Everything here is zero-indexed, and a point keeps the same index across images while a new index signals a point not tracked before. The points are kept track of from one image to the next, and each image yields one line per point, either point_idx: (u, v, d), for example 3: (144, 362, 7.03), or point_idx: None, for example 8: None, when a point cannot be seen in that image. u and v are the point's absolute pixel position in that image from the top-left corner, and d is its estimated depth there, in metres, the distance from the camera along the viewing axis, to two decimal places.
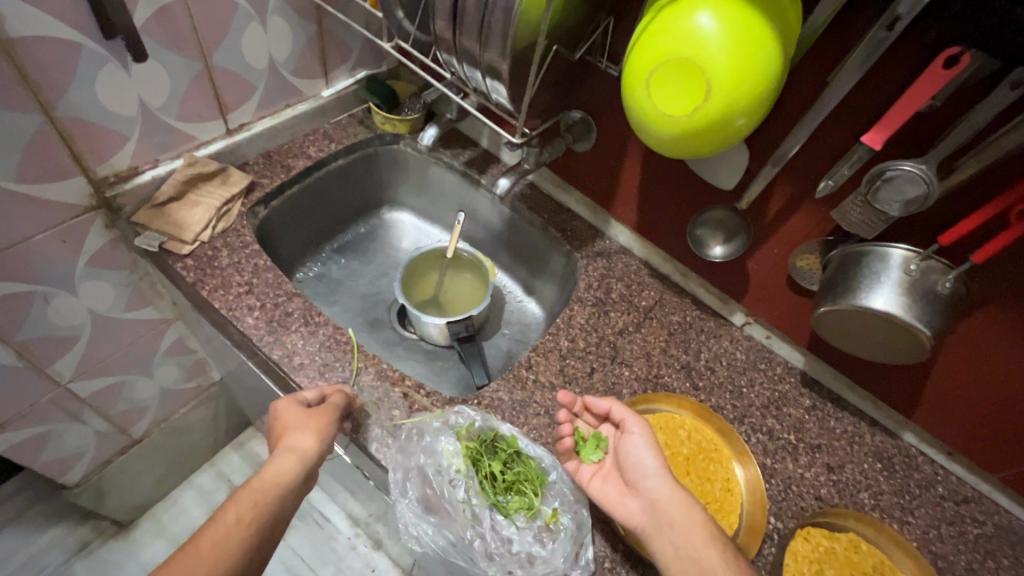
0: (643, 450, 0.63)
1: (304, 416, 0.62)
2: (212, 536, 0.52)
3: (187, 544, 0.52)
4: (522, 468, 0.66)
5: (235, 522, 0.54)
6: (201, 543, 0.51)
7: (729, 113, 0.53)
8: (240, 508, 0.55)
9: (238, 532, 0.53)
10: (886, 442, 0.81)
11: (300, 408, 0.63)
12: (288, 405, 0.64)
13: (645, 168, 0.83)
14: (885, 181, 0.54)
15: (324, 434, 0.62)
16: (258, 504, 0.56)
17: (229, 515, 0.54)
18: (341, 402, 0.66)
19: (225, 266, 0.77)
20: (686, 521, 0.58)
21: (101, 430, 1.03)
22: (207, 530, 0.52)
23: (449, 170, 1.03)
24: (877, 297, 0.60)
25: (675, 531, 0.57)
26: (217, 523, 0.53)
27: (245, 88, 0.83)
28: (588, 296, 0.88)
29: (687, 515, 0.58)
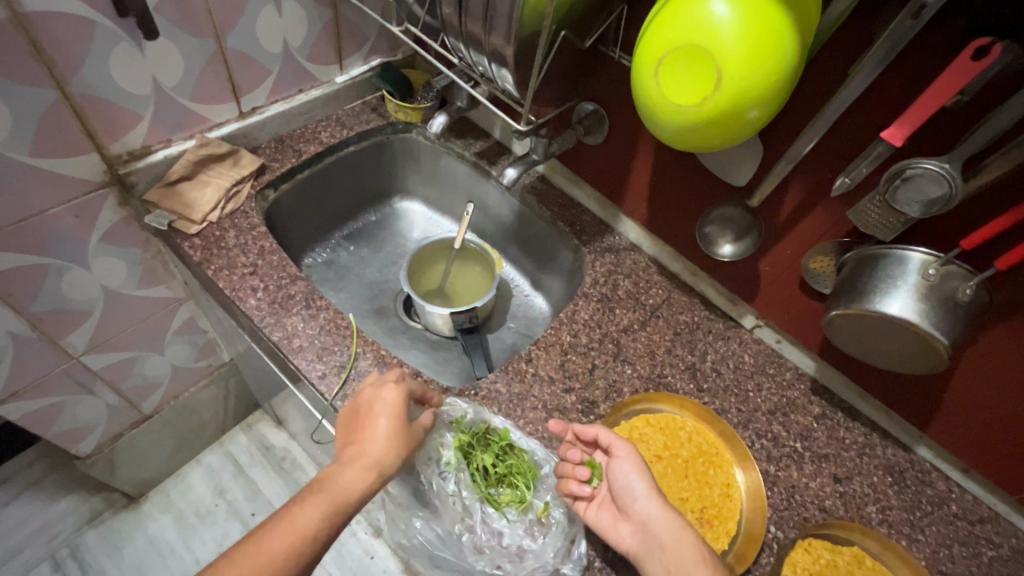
0: (630, 477, 0.59)
1: (395, 429, 0.61)
2: (285, 537, 0.50)
3: (261, 535, 0.50)
4: (514, 461, 0.65)
5: (314, 528, 0.52)
6: (272, 540, 0.50)
7: (740, 103, 0.51)
8: (318, 509, 0.53)
9: (312, 540, 0.51)
10: (899, 455, 0.78)
11: (401, 416, 0.62)
12: (396, 410, 0.62)
13: (657, 163, 0.81)
14: (904, 180, 0.52)
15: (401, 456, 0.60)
16: (336, 510, 0.54)
17: (309, 520, 0.52)
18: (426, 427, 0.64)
19: (232, 247, 0.78)
20: (679, 555, 0.54)
21: (113, 404, 1.06)
22: (285, 527, 0.51)
23: (460, 160, 1.02)
24: (893, 302, 0.57)
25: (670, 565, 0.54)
26: (296, 523, 0.51)
27: (259, 71, 0.83)
28: (594, 291, 0.86)
29: (679, 547, 0.54)
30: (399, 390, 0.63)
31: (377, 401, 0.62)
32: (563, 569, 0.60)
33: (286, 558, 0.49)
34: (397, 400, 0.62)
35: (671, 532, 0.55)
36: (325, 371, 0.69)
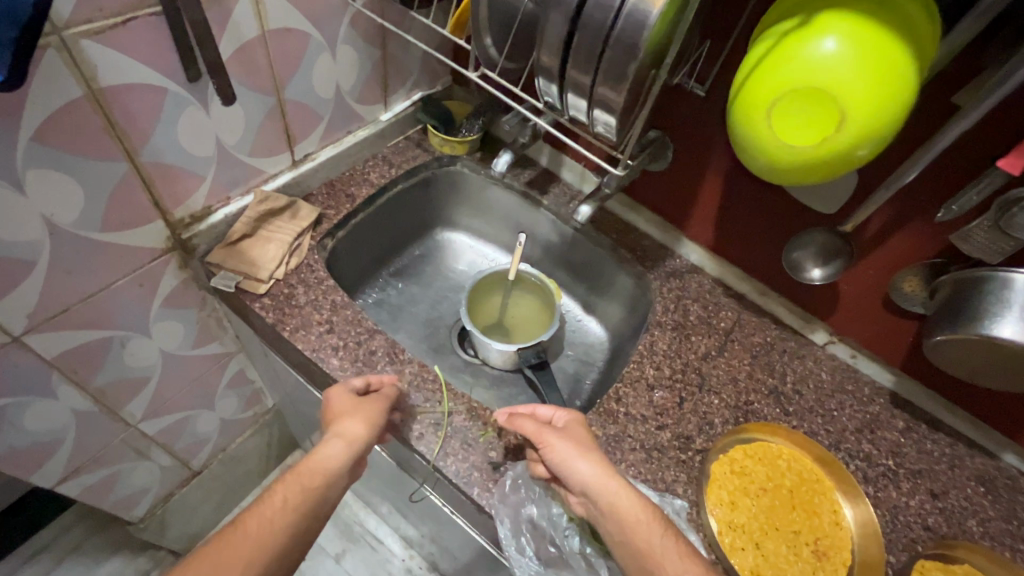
0: (561, 446, 0.59)
1: (352, 406, 0.62)
2: (262, 514, 0.50)
3: (239, 517, 0.49)
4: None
5: (285, 500, 0.51)
6: (251, 518, 0.49)
7: (864, 142, 0.50)
8: (288, 486, 0.53)
9: (287, 511, 0.51)
10: (987, 464, 0.78)
11: (350, 395, 0.63)
12: (344, 390, 0.63)
13: (728, 188, 0.80)
14: (1021, 209, 0.52)
15: (369, 424, 0.60)
16: (306, 484, 0.53)
17: (280, 495, 0.52)
18: (386, 397, 0.64)
19: (303, 304, 0.75)
20: (622, 519, 0.54)
21: (165, 464, 1.02)
22: (258, 506, 0.50)
23: (509, 191, 1.01)
24: (1005, 326, 0.56)
25: (617, 530, 0.54)
26: (267, 500, 0.51)
27: (312, 118, 0.80)
28: (666, 319, 0.85)
29: (617, 507, 0.54)
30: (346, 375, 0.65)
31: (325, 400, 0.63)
32: None
33: (262, 529, 0.48)
34: (341, 390, 0.63)
35: (609, 501, 0.55)
36: (421, 431, 0.67)
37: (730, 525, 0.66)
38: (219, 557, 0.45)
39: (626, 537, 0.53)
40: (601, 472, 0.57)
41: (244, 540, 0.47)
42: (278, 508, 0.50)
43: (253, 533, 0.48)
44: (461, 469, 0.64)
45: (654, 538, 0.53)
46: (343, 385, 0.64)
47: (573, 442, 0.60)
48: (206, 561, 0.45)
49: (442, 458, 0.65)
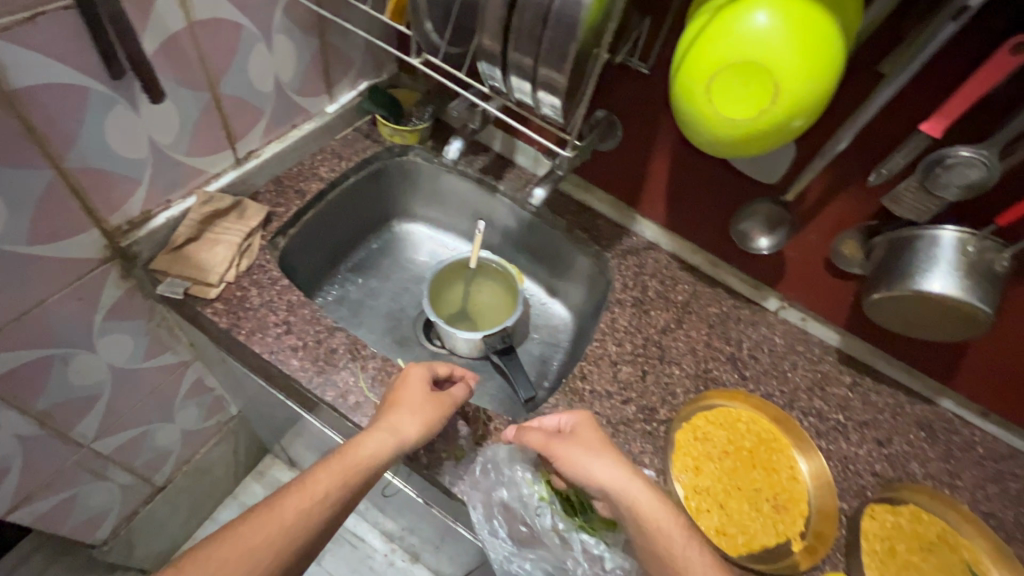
0: (569, 458, 0.59)
1: (418, 401, 0.63)
2: (300, 501, 0.51)
3: (277, 497, 0.52)
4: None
5: (325, 491, 0.53)
6: (288, 504, 0.51)
7: (798, 112, 0.52)
8: (330, 475, 0.54)
9: (324, 503, 0.52)
10: (925, 410, 0.84)
11: (423, 389, 0.65)
12: (418, 384, 0.65)
13: (675, 164, 0.82)
14: (943, 168, 0.55)
15: (424, 424, 0.62)
16: (347, 478, 0.55)
17: (322, 482, 0.53)
18: (456, 402, 0.66)
19: (258, 306, 0.73)
20: (640, 529, 0.55)
21: (127, 483, 0.98)
22: (297, 491, 0.52)
23: (464, 178, 1.00)
24: (933, 281, 0.60)
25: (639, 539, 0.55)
26: (309, 485, 0.53)
27: (253, 113, 0.77)
28: (626, 296, 0.87)
29: (634, 512, 0.55)
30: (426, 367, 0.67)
31: (403, 381, 0.66)
32: None
33: (298, 517, 0.51)
34: (423, 377, 0.66)
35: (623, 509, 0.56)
36: None
37: (695, 490, 0.69)
38: (255, 534, 0.48)
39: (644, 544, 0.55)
40: (613, 478, 0.57)
41: (277, 523, 0.50)
42: (317, 499, 0.52)
43: (290, 520, 0.50)
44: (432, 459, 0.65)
45: (676, 541, 0.54)
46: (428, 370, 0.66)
47: (582, 448, 0.59)
48: (239, 541, 0.48)
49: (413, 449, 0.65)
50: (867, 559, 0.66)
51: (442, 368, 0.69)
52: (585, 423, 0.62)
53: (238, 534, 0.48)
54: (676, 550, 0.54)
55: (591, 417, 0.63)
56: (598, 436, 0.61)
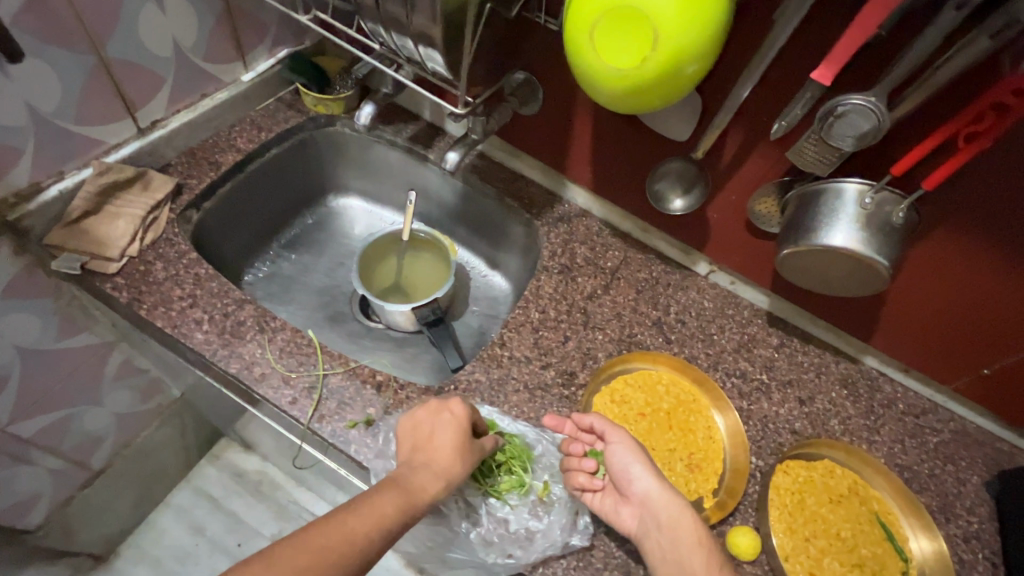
0: (627, 461, 0.63)
1: (463, 444, 0.59)
2: (371, 522, 0.48)
3: (347, 510, 0.48)
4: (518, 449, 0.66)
5: (390, 517, 0.50)
6: (360, 520, 0.47)
7: (679, 60, 0.51)
8: (396, 501, 0.51)
9: (389, 529, 0.49)
10: (849, 368, 0.84)
11: (469, 430, 0.60)
12: (462, 423, 0.60)
13: (597, 127, 0.80)
14: (836, 118, 0.54)
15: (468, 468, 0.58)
16: (409, 508, 0.51)
17: (389, 509, 0.50)
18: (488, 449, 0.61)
19: (162, 280, 0.71)
20: (677, 537, 0.59)
21: (55, 467, 0.98)
22: (365, 510, 0.49)
23: (393, 147, 0.97)
24: (836, 234, 0.60)
25: (665, 547, 0.59)
26: (377, 506, 0.49)
27: (152, 80, 0.74)
28: (553, 264, 0.86)
29: (676, 520, 0.59)
30: (470, 406, 0.62)
31: (442, 415, 0.60)
32: (572, 541, 0.62)
33: (367, 538, 0.47)
34: (465, 416, 0.60)
35: (669, 516, 0.60)
36: (295, 395, 0.65)
37: None
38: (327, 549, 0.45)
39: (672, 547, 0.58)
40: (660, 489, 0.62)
41: (351, 540, 0.46)
42: (384, 523, 0.49)
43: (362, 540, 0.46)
44: (338, 429, 0.64)
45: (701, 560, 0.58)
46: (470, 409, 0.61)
47: (643, 455, 0.63)
48: (312, 547, 0.44)
49: (318, 419, 0.64)
50: (775, 513, 0.67)
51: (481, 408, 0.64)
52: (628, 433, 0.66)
53: (307, 544, 0.44)
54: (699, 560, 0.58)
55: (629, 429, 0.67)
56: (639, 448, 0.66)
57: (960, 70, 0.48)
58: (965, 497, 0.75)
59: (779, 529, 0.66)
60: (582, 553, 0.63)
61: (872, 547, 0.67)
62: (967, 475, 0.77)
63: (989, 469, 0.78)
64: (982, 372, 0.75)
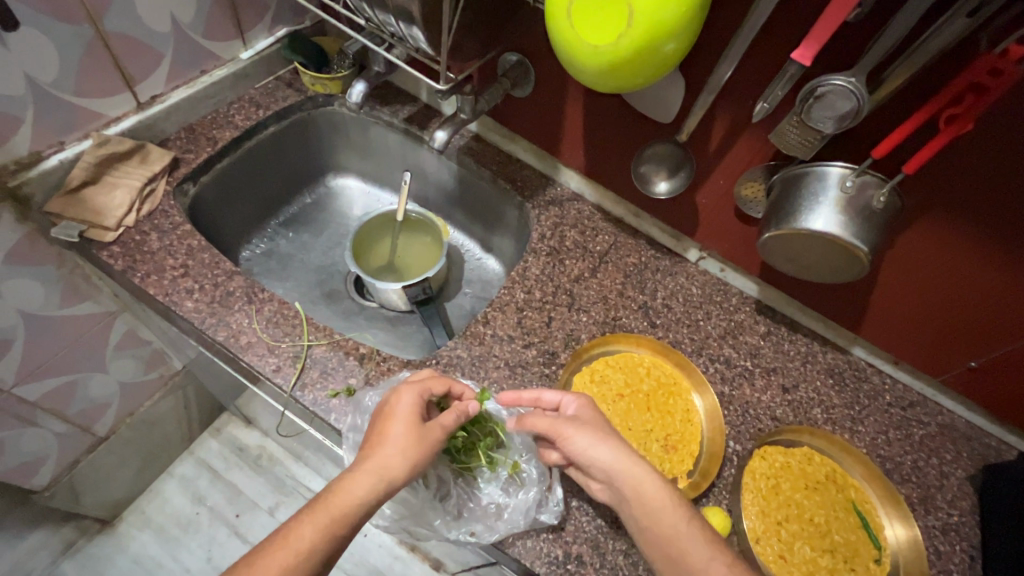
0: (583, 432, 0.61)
1: (406, 436, 0.57)
2: (282, 557, 0.47)
3: (261, 554, 0.47)
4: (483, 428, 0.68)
5: (310, 546, 0.48)
6: (270, 561, 0.47)
7: (655, 37, 0.51)
8: (317, 527, 0.49)
9: (309, 558, 0.48)
10: (837, 358, 0.84)
11: (414, 418, 0.59)
12: (409, 417, 0.59)
13: (588, 109, 0.80)
14: (817, 98, 0.53)
15: (414, 462, 0.56)
16: (332, 528, 0.50)
17: (306, 535, 0.49)
18: (446, 429, 0.60)
19: (157, 250, 0.74)
20: (641, 503, 0.55)
21: (61, 431, 1.02)
22: (279, 549, 0.47)
23: (390, 128, 0.98)
24: (817, 219, 0.59)
25: (637, 521, 0.55)
26: (292, 539, 0.48)
27: (151, 55, 0.76)
28: (542, 246, 0.87)
29: (637, 491, 0.55)
30: (417, 394, 0.61)
31: (391, 408, 0.59)
32: (542, 517, 0.63)
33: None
34: (412, 406, 0.60)
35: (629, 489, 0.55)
36: (280, 364, 0.67)
37: None
38: None
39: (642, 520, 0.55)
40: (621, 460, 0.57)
41: None
42: (300, 553, 0.48)
43: None
44: (319, 397, 0.66)
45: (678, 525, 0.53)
46: (418, 398, 0.60)
47: (592, 430, 0.59)
48: None
49: (301, 388, 0.66)
50: (748, 497, 0.68)
51: (438, 387, 0.63)
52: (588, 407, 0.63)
53: None
54: (679, 528, 0.53)
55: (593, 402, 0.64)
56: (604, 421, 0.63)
57: (939, 50, 0.48)
58: (947, 490, 0.75)
59: (752, 512, 0.67)
60: (553, 526, 0.63)
61: (845, 533, 0.67)
62: (951, 468, 0.76)
63: (974, 464, 0.77)
64: (970, 366, 0.74)
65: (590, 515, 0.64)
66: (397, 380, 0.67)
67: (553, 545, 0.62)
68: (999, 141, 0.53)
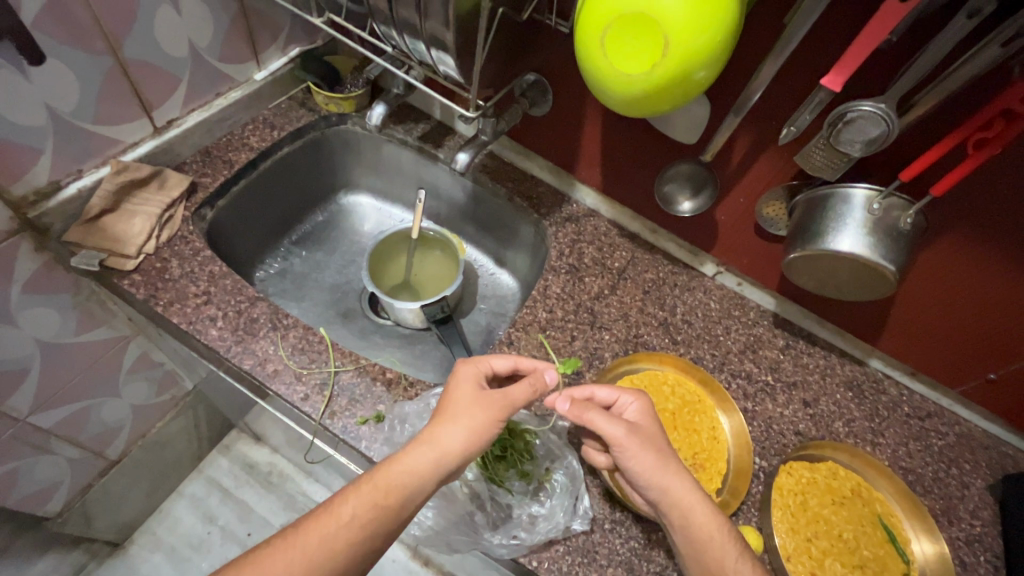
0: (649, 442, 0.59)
1: (465, 404, 0.58)
2: (324, 527, 0.50)
3: (309, 521, 0.51)
4: (506, 433, 0.68)
5: (351, 515, 0.51)
6: (313, 531, 0.50)
7: (688, 65, 0.51)
8: (360, 499, 0.51)
9: (349, 534, 0.50)
10: (855, 370, 0.84)
11: (473, 391, 0.59)
12: (468, 388, 0.60)
13: (607, 128, 0.81)
14: (846, 123, 0.54)
15: (470, 432, 0.56)
16: (377, 500, 0.51)
17: (349, 508, 0.51)
18: (512, 398, 0.59)
19: (178, 278, 0.73)
20: (691, 529, 0.54)
21: (74, 456, 1.01)
22: (324, 518, 0.51)
23: (404, 146, 0.98)
24: (843, 239, 0.60)
25: (683, 539, 0.55)
26: (337, 508, 0.51)
27: (168, 80, 0.76)
28: (561, 264, 0.87)
29: (687, 527, 0.54)
30: (479, 370, 0.62)
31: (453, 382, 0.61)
32: (573, 525, 0.63)
33: (322, 544, 0.49)
34: (472, 380, 0.61)
35: (678, 509, 0.55)
36: (308, 392, 0.67)
37: None
38: (275, 563, 0.48)
39: (686, 538, 0.54)
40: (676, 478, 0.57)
41: (301, 551, 0.49)
42: (341, 524, 0.50)
43: (312, 548, 0.49)
44: (349, 425, 0.66)
45: (727, 556, 0.53)
46: (478, 372, 0.62)
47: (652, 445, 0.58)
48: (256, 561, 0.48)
49: (330, 417, 0.66)
50: (777, 514, 0.68)
51: (502, 364, 0.64)
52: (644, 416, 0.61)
53: (266, 555, 0.49)
54: (724, 558, 0.53)
55: (649, 408, 0.62)
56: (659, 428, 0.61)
57: (970, 77, 0.48)
58: (969, 501, 0.76)
59: (781, 529, 0.67)
60: (587, 548, 0.63)
61: (874, 548, 0.67)
62: (971, 478, 0.77)
63: (994, 473, 0.78)
64: (988, 377, 0.76)
65: (623, 537, 0.64)
66: (433, 395, 0.67)
67: (589, 570, 0.61)
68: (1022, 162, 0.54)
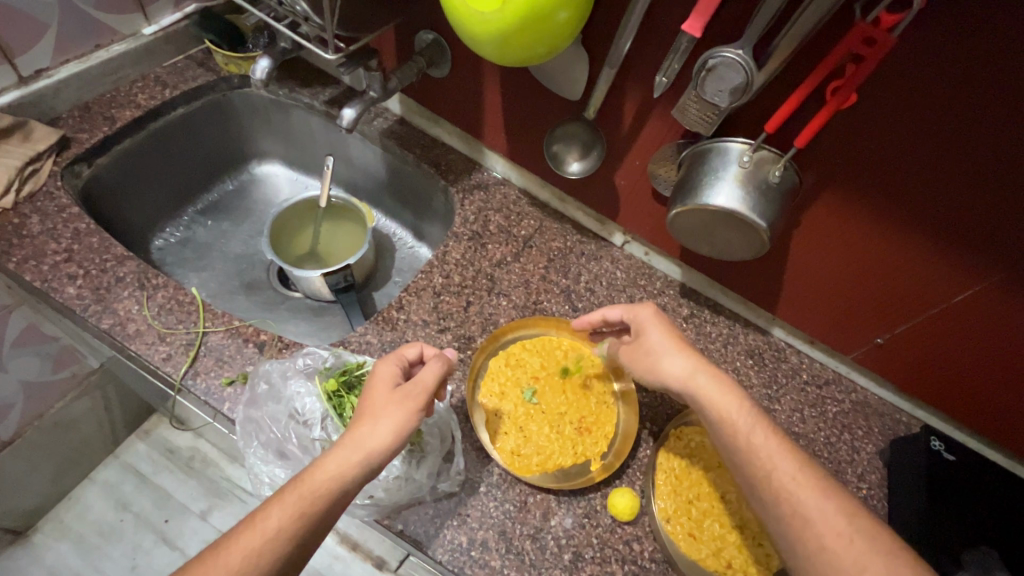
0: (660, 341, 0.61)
1: (385, 404, 0.54)
2: (249, 542, 0.45)
3: (228, 539, 0.45)
4: (352, 375, 0.61)
5: (278, 527, 0.46)
6: (236, 545, 0.45)
7: (539, 6, 0.50)
8: (284, 509, 0.46)
9: (282, 545, 0.45)
10: (758, 339, 0.84)
11: (390, 388, 0.56)
12: (383, 384, 0.56)
13: (505, 90, 0.78)
14: (708, 71, 0.53)
15: (395, 431, 0.53)
16: (304, 508, 0.47)
17: (274, 518, 0.46)
18: (428, 387, 0.56)
19: (37, 234, 0.70)
20: (726, 413, 0.55)
21: None
22: (246, 532, 0.45)
23: (311, 112, 0.92)
24: (720, 193, 0.59)
25: (715, 422, 0.55)
26: (259, 522, 0.46)
27: (34, 25, 0.73)
28: (464, 231, 0.85)
29: (710, 408, 0.56)
30: (393, 363, 0.59)
31: (369, 379, 0.58)
32: (441, 488, 0.63)
33: (247, 562, 0.44)
34: (390, 374, 0.57)
35: (705, 394, 0.56)
36: (170, 352, 0.64)
37: (496, 413, 0.69)
38: None
39: (717, 421, 0.55)
40: (692, 371, 0.58)
41: (223, 569, 0.43)
42: (268, 537, 0.45)
43: (235, 567, 0.43)
44: (212, 386, 0.63)
45: (757, 440, 0.53)
46: (394, 367, 0.58)
47: (651, 350, 0.61)
48: None
49: (192, 378, 0.63)
50: (660, 476, 0.66)
51: (409, 352, 0.61)
52: (650, 319, 0.63)
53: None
54: (754, 442, 0.53)
55: (657, 312, 0.63)
56: (676, 330, 0.62)
57: (818, 21, 0.48)
58: (858, 464, 0.76)
59: (663, 492, 0.65)
60: (458, 511, 0.63)
61: None
62: (862, 443, 0.78)
63: (885, 438, 0.78)
64: (877, 342, 0.76)
65: (497, 500, 0.64)
66: (306, 353, 0.64)
67: (458, 532, 0.61)
68: (891, 110, 0.54)
